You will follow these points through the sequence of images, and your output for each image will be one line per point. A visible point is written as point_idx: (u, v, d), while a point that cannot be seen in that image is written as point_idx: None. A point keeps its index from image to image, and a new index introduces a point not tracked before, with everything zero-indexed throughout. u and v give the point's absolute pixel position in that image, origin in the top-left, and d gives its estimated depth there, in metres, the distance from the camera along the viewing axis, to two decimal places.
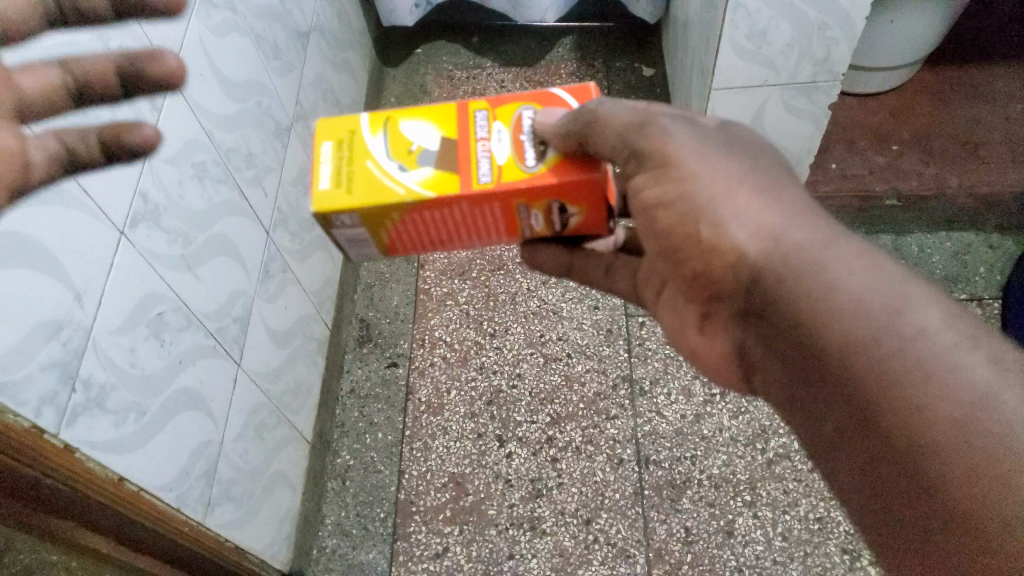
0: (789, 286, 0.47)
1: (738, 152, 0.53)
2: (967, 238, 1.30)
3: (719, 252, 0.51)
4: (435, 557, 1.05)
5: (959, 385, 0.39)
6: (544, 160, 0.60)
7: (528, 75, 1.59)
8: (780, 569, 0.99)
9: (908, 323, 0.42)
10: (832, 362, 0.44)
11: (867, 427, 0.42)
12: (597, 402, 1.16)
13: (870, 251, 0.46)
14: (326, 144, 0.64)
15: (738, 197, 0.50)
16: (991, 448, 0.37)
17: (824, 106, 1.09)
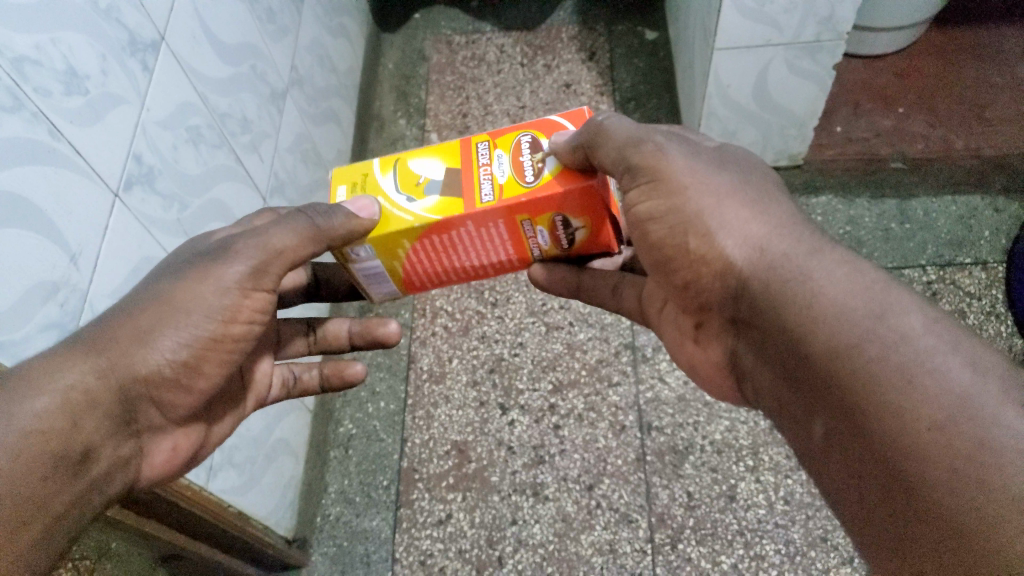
0: (775, 290, 0.49)
1: (731, 170, 0.56)
2: (973, 202, 1.21)
3: (707, 260, 0.54)
4: (438, 523, 1.05)
5: (938, 386, 0.39)
6: (543, 175, 0.61)
7: (529, 40, 1.57)
8: (781, 532, 0.99)
9: (890, 329, 0.42)
10: (819, 368, 0.45)
11: (850, 433, 0.43)
12: (599, 369, 1.16)
13: (855, 260, 0.48)
14: (339, 187, 0.66)
15: (726, 210, 0.53)
16: (963, 448, 0.37)
17: (829, 66, 1.07)
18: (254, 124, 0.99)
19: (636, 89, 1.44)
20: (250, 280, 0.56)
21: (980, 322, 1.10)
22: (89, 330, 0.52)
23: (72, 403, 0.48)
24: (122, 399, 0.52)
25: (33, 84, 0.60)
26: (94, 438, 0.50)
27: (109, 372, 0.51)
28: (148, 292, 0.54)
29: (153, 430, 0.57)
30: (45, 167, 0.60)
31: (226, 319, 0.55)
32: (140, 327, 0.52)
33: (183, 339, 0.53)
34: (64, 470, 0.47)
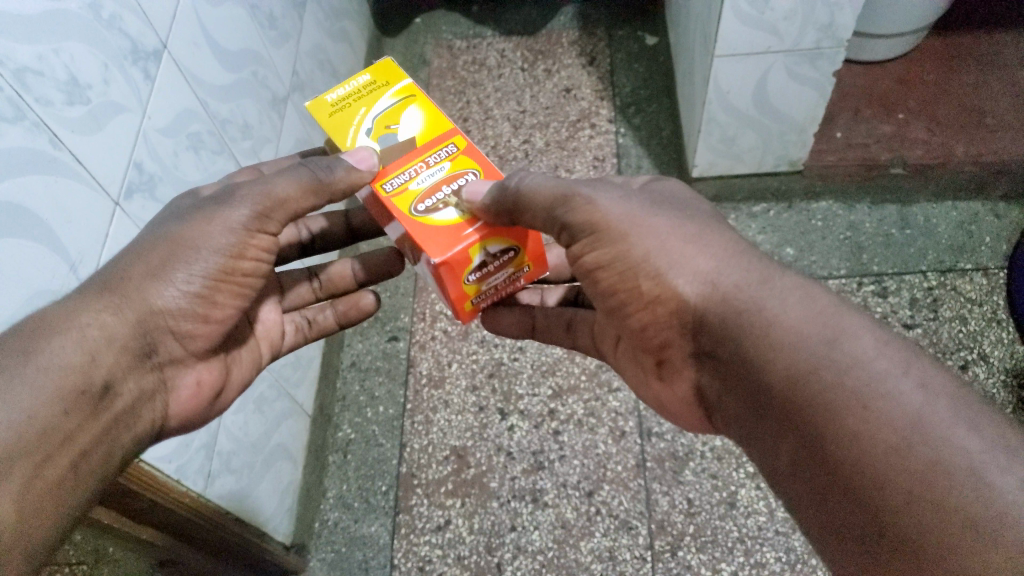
0: (736, 324, 0.51)
1: (665, 209, 0.58)
2: (973, 207, 1.23)
3: (660, 301, 0.55)
4: (437, 529, 1.04)
5: (892, 410, 0.43)
6: (430, 217, 0.59)
7: (529, 45, 1.57)
8: (783, 540, 0.98)
9: (843, 353, 0.46)
10: (782, 395, 0.48)
11: (813, 457, 0.46)
12: (599, 374, 1.15)
13: (806, 286, 0.52)
14: (364, 76, 0.69)
15: (673, 249, 0.55)
16: (920, 469, 0.41)
17: (829, 73, 1.07)
18: (255, 129, 0.99)
19: (637, 94, 1.44)
20: (255, 221, 0.57)
21: (981, 328, 1.10)
22: (104, 276, 0.54)
23: (88, 340, 0.50)
24: (141, 333, 0.54)
25: (35, 95, 0.60)
26: (114, 372, 0.52)
27: (124, 307, 0.53)
28: (154, 235, 0.55)
29: (173, 362, 0.58)
30: (44, 177, 0.60)
31: (235, 256, 0.57)
32: (150, 265, 0.54)
33: (196, 272, 0.55)
34: (86, 403, 0.49)
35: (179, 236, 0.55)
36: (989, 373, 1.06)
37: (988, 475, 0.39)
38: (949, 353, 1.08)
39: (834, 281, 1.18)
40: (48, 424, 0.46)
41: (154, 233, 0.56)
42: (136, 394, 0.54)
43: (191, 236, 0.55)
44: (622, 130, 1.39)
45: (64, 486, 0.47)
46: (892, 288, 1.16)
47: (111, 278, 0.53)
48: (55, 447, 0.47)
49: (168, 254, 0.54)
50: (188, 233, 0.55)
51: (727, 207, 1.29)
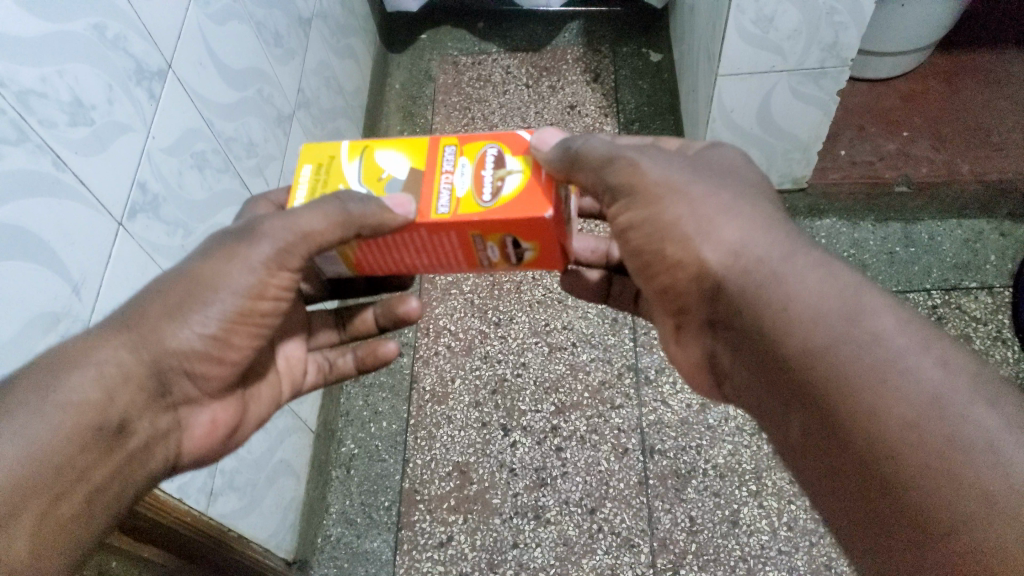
0: (753, 297, 0.50)
1: (704, 174, 0.55)
2: (978, 226, 1.21)
3: (682, 264, 0.54)
4: (439, 545, 1.05)
5: (908, 387, 0.43)
6: (501, 195, 0.58)
7: (534, 61, 1.58)
8: (785, 559, 0.98)
9: (864, 330, 0.46)
10: (799, 370, 0.47)
11: (829, 429, 0.46)
12: (602, 391, 1.15)
13: (828, 263, 0.50)
14: (306, 166, 0.65)
15: (705, 215, 0.53)
16: (937, 444, 0.42)
17: (833, 92, 1.07)
18: (259, 147, 0.99)
19: (640, 111, 1.46)
20: (276, 261, 0.57)
21: (986, 347, 1.09)
22: (124, 310, 0.54)
23: (105, 377, 0.51)
24: (155, 372, 0.54)
25: (38, 117, 0.60)
26: (130, 410, 0.52)
27: (139, 347, 0.53)
28: (178, 272, 0.56)
29: (188, 401, 0.59)
30: (47, 199, 0.60)
31: (253, 296, 0.57)
32: (169, 303, 0.54)
33: (211, 315, 0.55)
34: (100, 439, 0.50)
35: (200, 275, 0.55)
36: None
37: (1004, 450, 0.40)
38: None
39: None
40: (63, 458, 0.47)
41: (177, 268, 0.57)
42: (150, 434, 0.55)
43: (208, 277, 0.55)
44: None
45: (78, 518, 0.48)
46: None
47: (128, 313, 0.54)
48: (70, 482, 0.47)
49: (189, 294, 0.55)
50: (211, 273, 0.56)
51: None
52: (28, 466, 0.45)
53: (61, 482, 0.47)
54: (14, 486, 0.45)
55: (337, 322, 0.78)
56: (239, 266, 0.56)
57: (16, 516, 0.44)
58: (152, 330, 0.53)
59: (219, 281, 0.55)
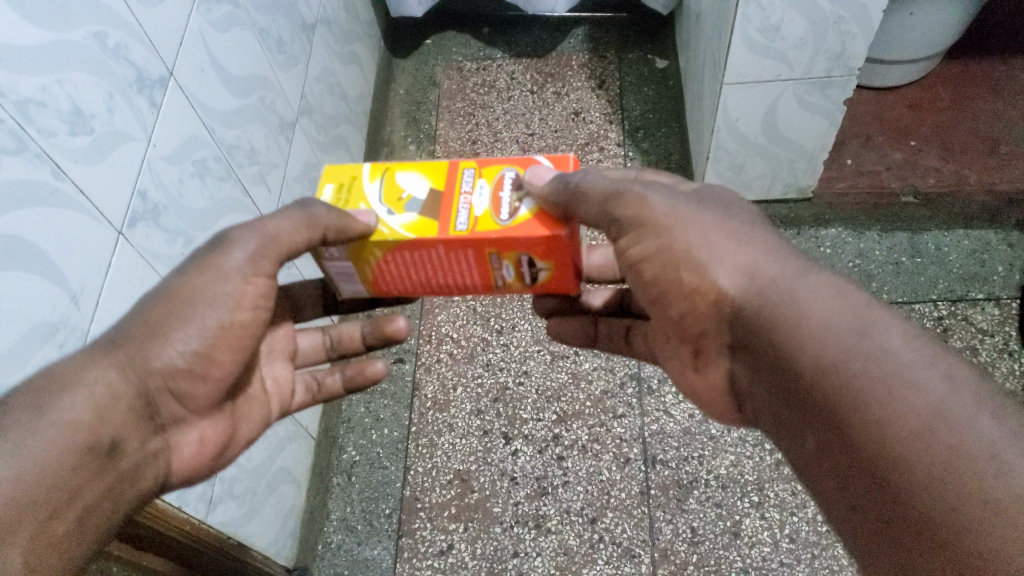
0: (767, 314, 0.50)
1: (711, 207, 0.58)
2: (987, 237, 1.19)
3: (699, 292, 0.55)
4: (440, 554, 1.04)
5: (914, 397, 0.42)
6: (518, 214, 0.59)
7: (539, 67, 1.58)
8: (786, 571, 0.98)
9: (872, 343, 0.45)
10: (811, 384, 0.46)
11: (837, 444, 0.44)
12: (604, 400, 1.15)
13: (839, 282, 0.50)
14: (327, 185, 0.65)
15: (716, 243, 0.55)
16: (939, 452, 0.40)
17: (839, 102, 1.06)
18: (262, 153, 0.99)
19: (646, 118, 1.45)
20: (250, 266, 0.58)
21: (992, 359, 1.08)
22: (110, 334, 0.55)
23: (97, 398, 0.51)
24: (143, 392, 0.54)
25: (37, 126, 0.60)
26: (121, 430, 0.52)
27: (128, 367, 0.53)
28: (156, 292, 0.57)
29: (176, 421, 0.58)
30: (46, 208, 0.60)
31: (233, 306, 0.57)
32: (150, 323, 0.55)
33: (193, 330, 0.56)
34: (93, 458, 0.49)
35: (178, 288, 0.56)
36: None
37: (1009, 459, 0.38)
38: None
39: None
40: (57, 478, 0.47)
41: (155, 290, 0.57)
42: (142, 454, 0.54)
43: (183, 291, 0.56)
44: (631, 154, 1.40)
45: (70, 540, 0.47)
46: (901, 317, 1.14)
47: (115, 336, 0.55)
48: (63, 503, 0.47)
49: (168, 309, 0.55)
50: (192, 286, 0.56)
51: None
52: (22, 486, 0.45)
53: (58, 503, 0.46)
54: (8, 506, 0.44)
55: (324, 340, 0.76)
56: (215, 280, 0.57)
57: (12, 535, 0.44)
58: (138, 350, 0.54)
59: (196, 292, 0.56)
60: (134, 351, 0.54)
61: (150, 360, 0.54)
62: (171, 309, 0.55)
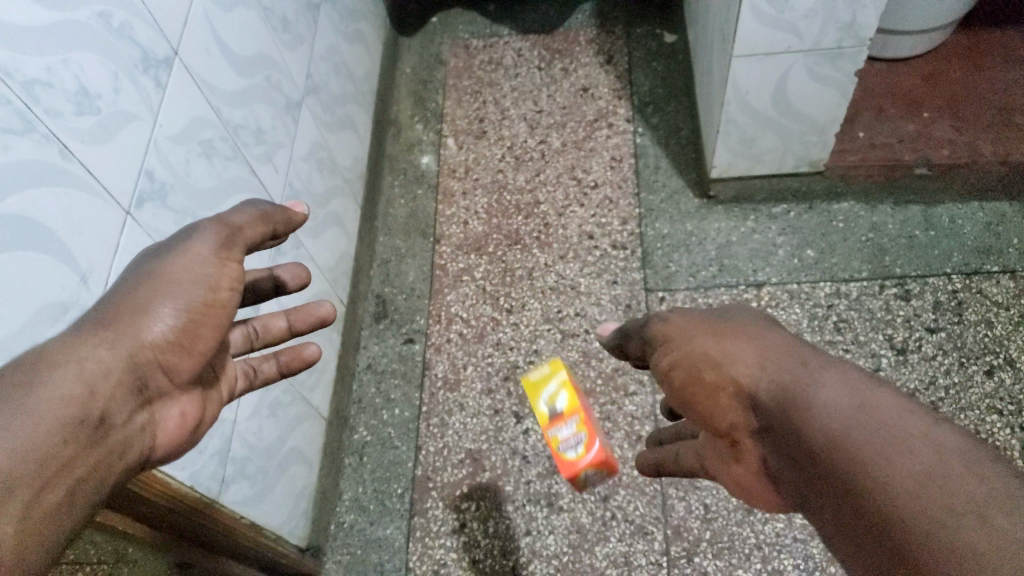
0: (778, 405, 0.49)
1: (727, 318, 0.59)
2: (1001, 209, 1.20)
3: (717, 391, 0.54)
4: (452, 532, 1.05)
5: (908, 462, 0.40)
6: None
7: (546, 43, 1.57)
8: (800, 546, 0.97)
9: (872, 421, 0.43)
10: (820, 462, 0.45)
11: (850, 516, 0.42)
12: (615, 377, 1.14)
13: (843, 367, 0.49)
14: None
15: (727, 346, 0.55)
16: (932, 502, 0.38)
17: (851, 73, 1.05)
18: (269, 134, 0.99)
19: (655, 94, 1.44)
20: (222, 249, 0.59)
21: (1008, 332, 1.08)
22: (97, 312, 0.54)
23: (86, 372, 0.50)
24: (133, 367, 0.53)
25: (44, 106, 0.60)
26: (110, 405, 0.51)
27: (118, 342, 0.53)
28: (135, 274, 0.56)
29: (161, 395, 0.57)
30: (54, 188, 0.60)
31: (211, 286, 0.57)
32: (138, 300, 0.55)
33: (171, 307, 0.55)
34: (85, 431, 0.49)
35: (158, 269, 0.56)
36: (1016, 378, 1.04)
37: (996, 508, 0.36)
38: (974, 358, 1.06)
39: (855, 284, 1.16)
40: (49, 449, 0.46)
41: (127, 275, 0.57)
42: (131, 430, 0.54)
43: (162, 270, 0.56)
44: (639, 130, 1.39)
45: (61, 511, 0.46)
46: (915, 291, 1.14)
47: (101, 313, 0.54)
48: (53, 474, 0.46)
49: (151, 289, 0.55)
50: (171, 265, 0.56)
51: (747, 209, 1.28)
52: (18, 456, 0.44)
53: (51, 475, 0.46)
54: (5, 474, 0.43)
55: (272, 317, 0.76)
56: (191, 261, 0.57)
57: (8, 504, 0.43)
58: (131, 325, 0.54)
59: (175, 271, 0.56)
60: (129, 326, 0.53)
61: (141, 333, 0.54)
62: (154, 289, 0.55)
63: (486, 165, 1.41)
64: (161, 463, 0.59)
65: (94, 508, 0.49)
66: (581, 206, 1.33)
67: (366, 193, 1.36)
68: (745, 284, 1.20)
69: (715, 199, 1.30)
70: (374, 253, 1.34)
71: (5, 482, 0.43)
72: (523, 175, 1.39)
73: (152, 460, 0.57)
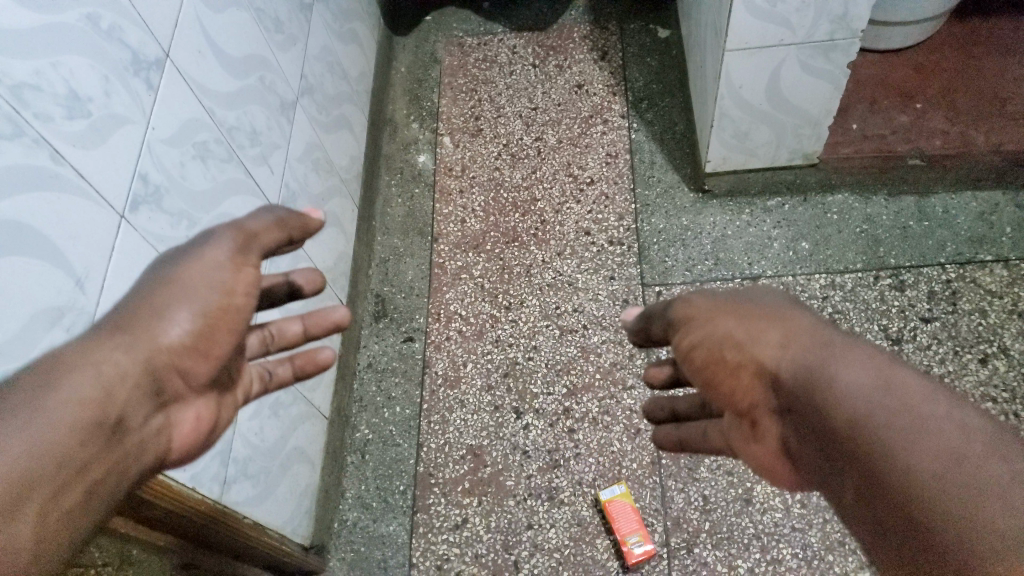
0: (802, 383, 0.47)
1: (747, 294, 0.57)
2: (993, 198, 1.20)
3: (738, 369, 0.53)
4: (455, 528, 1.06)
5: (944, 450, 0.40)
6: None
7: (540, 41, 1.57)
8: (798, 535, 0.98)
9: (902, 402, 0.42)
10: (843, 441, 0.44)
11: (874, 496, 0.42)
12: (614, 372, 1.15)
13: (866, 342, 0.48)
14: None
15: (751, 325, 0.52)
16: (958, 494, 0.38)
17: (843, 65, 1.05)
18: (263, 135, 1.00)
19: (649, 89, 1.44)
20: (237, 255, 0.58)
21: (1002, 321, 1.09)
22: (114, 317, 0.55)
23: (103, 377, 0.51)
24: (150, 371, 0.54)
25: (34, 110, 0.60)
26: (125, 409, 0.52)
27: (135, 346, 0.53)
28: (152, 277, 0.57)
29: (175, 399, 0.58)
30: (47, 193, 0.61)
31: (226, 291, 0.57)
32: (155, 304, 0.55)
33: (184, 312, 0.55)
34: (99, 434, 0.50)
35: (173, 275, 0.56)
36: (1010, 366, 1.05)
37: None
38: (968, 347, 1.07)
39: (849, 275, 1.17)
40: (64, 453, 0.47)
41: (144, 280, 0.57)
42: (143, 432, 0.55)
43: (177, 275, 0.56)
44: (634, 126, 1.40)
45: (76, 514, 0.47)
46: (910, 282, 1.15)
47: (119, 317, 0.55)
48: (68, 478, 0.47)
49: (165, 296, 0.55)
50: (186, 271, 0.56)
51: (742, 202, 1.28)
52: (34, 461, 0.45)
53: (65, 480, 0.47)
54: (20, 481, 0.44)
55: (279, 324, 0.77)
56: (202, 268, 0.57)
57: (21, 508, 0.44)
58: (150, 330, 0.54)
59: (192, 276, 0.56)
60: (146, 330, 0.54)
61: (161, 338, 0.55)
62: (165, 295, 0.55)
63: (482, 163, 1.42)
64: (174, 466, 0.60)
65: (106, 511, 0.50)
66: (577, 202, 1.33)
67: (363, 193, 1.37)
68: (741, 278, 1.21)
69: (709, 193, 1.30)
70: (372, 252, 1.35)
71: (18, 487, 0.44)
72: (519, 173, 1.39)
73: (167, 462, 0.58)
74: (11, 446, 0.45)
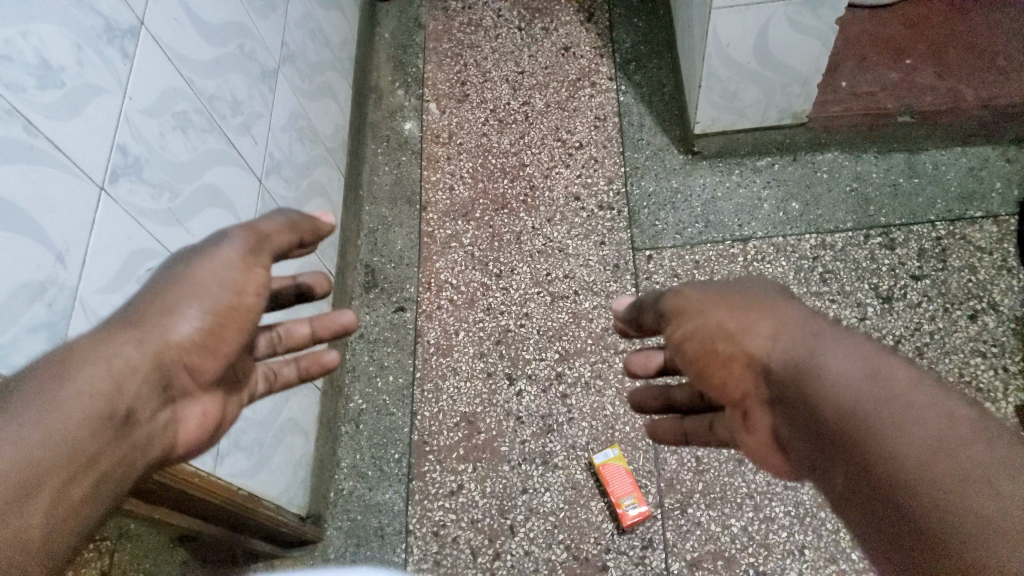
0: (792, 373, 0.48)
1: (741, 287, 0.57)
2: (983, 153, 1.21)
3: (732, 360, 0.53)
4: (450, 494, 1.06)
5: (922, 432, 0.40)
6: None
7: (526, 3, 1.55)
8: (791, 492, 0.99)
9: (886, 389, 0.42)
10: (828, 426, 0.44)
11: (854, 478, 0.42)
12: (606, 337, 1.15)
13: (856, 334, 0.48)
14: None
15: (745, 317, 0.53)
16: (939, 478, 0.38)
17: (831, 21, 1.04)
18: (245, 104, 0.99)
19: (637, 50, 1.43)
20: (249, 255, 0.58)
21: (991, 277, 1.09)
22: (126, 312, 0.54)
23: (116, 370, 0.51)
24: (161, 367, 0.53)
25: (5, 81, 0.59)
26: (136, 401, 0.52)
27: (146, 340, 0.53)
28: (161, 276, 0.56)
29: (184, 394, 0.58)
30: (23, 166, 0.60)
31: (237, 290, 0.57)
32: (165, 299, 0.55)
33: (196, 309, 0.55)
34: (112, 426, 0.49)
35: (186, 271, 0.56)
36: (999, 322, 1.05)
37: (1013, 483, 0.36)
38: (958, 303, 1.08)
39: (840, 235, 1.17)
40: (77, 443, 0.46)
41: (154, 279, 0.57)
42: (152, 426, 0.54)
43: (191, 270, 0.56)
44: (622, 88, 1.39)
45: (87, 502, 0.47)
46: (900, 240, 1.15)
47: (132, 312, 0.54)
48: (80, 467, 0.46)
49: (176, 292, 0.55)
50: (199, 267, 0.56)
51: (732, 163, 1.28)
52: (47, 450, 0.45)
53: (77, 470, 0.46)
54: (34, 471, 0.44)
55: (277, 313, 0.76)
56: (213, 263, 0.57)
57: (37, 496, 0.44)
58: (162, 327, 0.54)
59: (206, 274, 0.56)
60: (160, 327, 0.54)
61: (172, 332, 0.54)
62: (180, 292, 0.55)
63: (469, 130, 1.41)
64: (180, 459, 0.59)
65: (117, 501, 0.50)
66: (566, 166, 1.33)
67: (351, 162, 1.36)
68: (732, 240, 1.20)
69: (699, 154, 1.30)
70: (361, 222, 1.34)
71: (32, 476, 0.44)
72: (506, 138, 1.38)
73: (175, 455, 0.58)
74: (27, 434, 0.44)
